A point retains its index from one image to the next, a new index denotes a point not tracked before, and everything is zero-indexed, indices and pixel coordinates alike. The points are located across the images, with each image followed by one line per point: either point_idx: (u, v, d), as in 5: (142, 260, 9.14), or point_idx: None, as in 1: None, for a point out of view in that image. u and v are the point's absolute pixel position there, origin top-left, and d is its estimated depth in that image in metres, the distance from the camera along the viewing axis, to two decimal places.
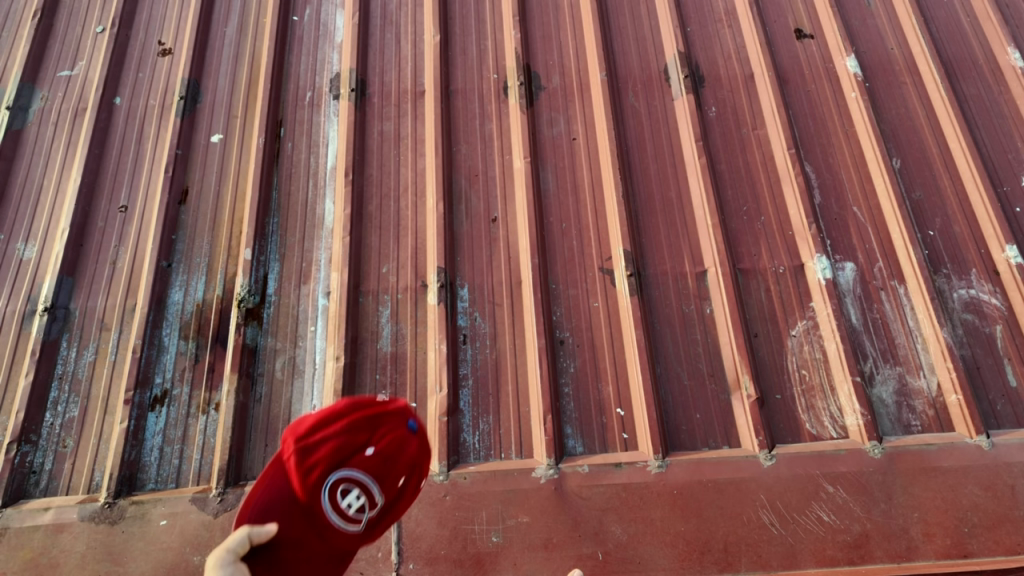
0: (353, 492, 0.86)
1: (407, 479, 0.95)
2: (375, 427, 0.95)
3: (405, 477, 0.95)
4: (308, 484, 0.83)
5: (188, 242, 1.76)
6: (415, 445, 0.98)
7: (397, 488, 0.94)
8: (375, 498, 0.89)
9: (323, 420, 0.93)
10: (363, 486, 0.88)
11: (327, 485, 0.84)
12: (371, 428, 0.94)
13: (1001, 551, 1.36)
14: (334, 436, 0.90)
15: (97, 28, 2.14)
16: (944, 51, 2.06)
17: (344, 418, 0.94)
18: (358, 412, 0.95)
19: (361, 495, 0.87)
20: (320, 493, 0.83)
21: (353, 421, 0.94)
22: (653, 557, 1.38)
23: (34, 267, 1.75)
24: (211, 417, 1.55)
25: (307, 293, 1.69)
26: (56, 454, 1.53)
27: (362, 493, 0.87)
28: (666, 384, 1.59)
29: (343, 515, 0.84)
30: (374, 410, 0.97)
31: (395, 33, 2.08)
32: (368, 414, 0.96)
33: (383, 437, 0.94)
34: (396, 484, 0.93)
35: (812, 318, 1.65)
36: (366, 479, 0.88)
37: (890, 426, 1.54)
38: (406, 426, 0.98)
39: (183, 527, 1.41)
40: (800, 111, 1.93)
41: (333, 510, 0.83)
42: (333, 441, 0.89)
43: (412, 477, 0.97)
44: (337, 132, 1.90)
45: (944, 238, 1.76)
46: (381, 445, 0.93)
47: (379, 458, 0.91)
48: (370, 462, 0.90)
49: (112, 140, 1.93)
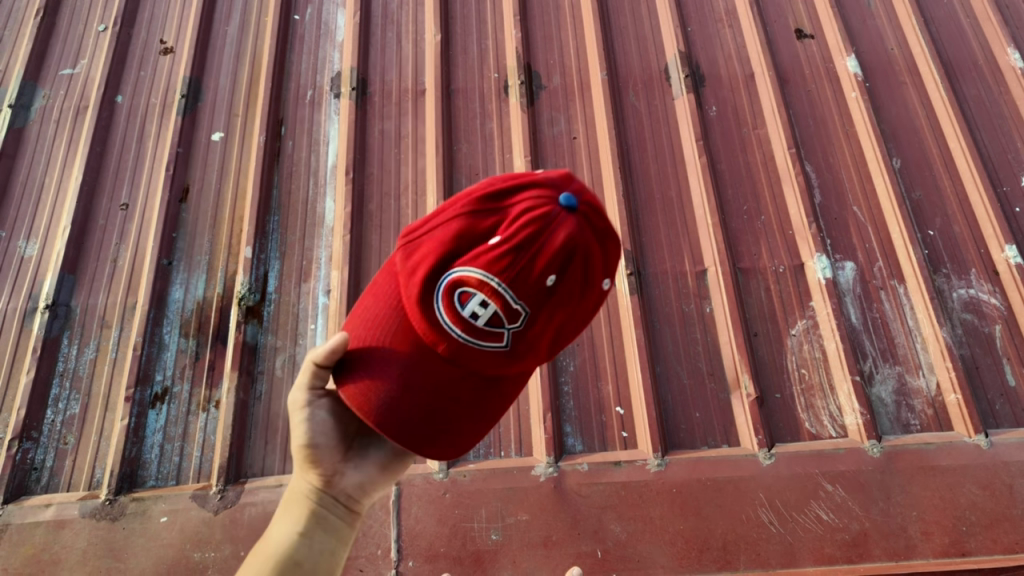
0: (473, 300, 0.70)
1: (567, 245, 0.70)
2: (508, 208, 0.73)
3: (556, 272, 0.70)
4: (415, 296, 0.72)
5: (188, 240, 1.76)
6: (564, 222, 0.71)
7: (547, 288, 0.71)
8: (516, 305, 0.70)
9: (440, 213, 0.75)
10: (490, 290, 0.69)
11: (442, 295, 0.71)
12: (501, 212, 0.73)
13: (1000, 550, 1.36)
14: (454, 225, 0.72)
15: (99, 26, 2.14)
16: (944, 51, 2.06)
17: (470, 205, 0.73)
18: (490, 196, 0.74)
19: (485, 305, 0.70)
20: (433, 302, 0.71)
21: (477, 207, 0.73)
22: (652, 555, 1.38)
23: (35, 265, 1.76)
24: (211, 414, 1.56)
25: (307, 291, 1.69)
26: (57, 451, 1.54)
27: (488, 299, 0.69)
28: (666, 383, 1.59)
29: (470, 327, 0.71)
30: (513, 192, 0.74)
31: (396, 32, 2.09)
32: (503, 199, 0.74)
33: (518, 226, 0.70)
34: (546, 280, 0.70)
35: (812, 318, 1.65)
36: (492, 272, 0.69)
37: (889, 426, 1.54)
38: (554, 204, 0.72)
39: (183, 524, 1.41)
40: (800, 111, 1.94)
41: (456, 325, 0.71)
42: (443, 238, 0.72)
43: (577, 253, 0.71)
44: (338, 131, 1.91)
45: (943, 237, 1.76)
46: (513, 230, 0.70)
47: (502, 254, 0.69)
48: (490, 266, 0.69)
49: (113, 138, 1.94)
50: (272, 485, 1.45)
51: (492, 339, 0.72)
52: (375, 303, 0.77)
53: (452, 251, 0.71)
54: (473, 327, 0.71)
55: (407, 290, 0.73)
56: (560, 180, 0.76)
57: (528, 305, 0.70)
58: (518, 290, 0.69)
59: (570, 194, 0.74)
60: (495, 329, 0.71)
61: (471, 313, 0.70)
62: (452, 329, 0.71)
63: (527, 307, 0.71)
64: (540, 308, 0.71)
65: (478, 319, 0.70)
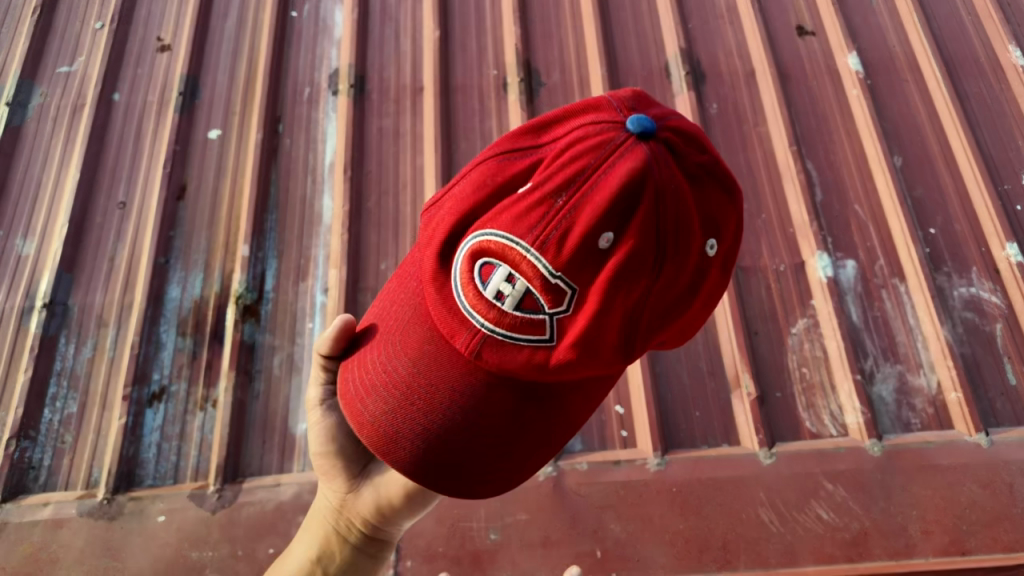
0: (498, 269, 0.73)
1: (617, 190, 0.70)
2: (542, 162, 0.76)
3: (608, 229, 0.70)
4: (442, 274, 0.78)
5: (185, 238, 1.75)
6: (608, 168, 0.71)
7: (600, 250, 0.71)
8: (553, 277, 0.71)
9: (478, 168, 0.80)
10: (515, 265, 0.72)
11: (466, 265, 0.75)
12: (532, 169, 0.76)
13: (1000, 549, 1.36)
14: (486, 188, 0.77)
15: (96, 24, 2.13)
16: (945, 48, 2.04)
17: (511, 156, 0.79)
18: (533, 147, 0.78)
19: (516, 275, 0.72)
20: (458, 276, 0.76)
21: (519, 158, 0.78)
22: (652, 555, 1.37)
23: (33, 263, 1.75)
24: (209, 413, 1.55)
25: (305, 290, 1.69)
26: (54, 449, 1.53)
27: (515, 271, 0.72)
28: (666, 382, 1.59)
29: (495, 313, 0.74)
30: (554, 139, 0.78)
31: (395, 29, 2.08)
32: (543, 148, 0.77)
33: (554, 178, 0.72)
34: (595, 237, 0.70)
35: (813, 317, 1.65)
36: (527, 226, 0.71)
37: (891, 424, 1.53)
38: (598, 148, 0.73)
39: (181, 523, 1.40)
40: (802, 108, 1.92)
41: (476, 312, 0.75)
42: (476, 193, 0.77)
43: (628, 202, 0.70)
44: (336, 128, 1.90)
45: (944, 235, 1.75)
46: (550, 180, 0.72)
47: (534, 208, 0.71)
48: (518, 225, 0.71)
49: (111, 135, 1.93)
50: (270, 485, 1.45)
51: (534, 313, 0.73)
52: (411, 279, 0.88)
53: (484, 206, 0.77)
54: (506, 296, 0.73)
55: (426, 261, 0.80)
56: (609, 117, 0.77)
57: (570, 279, 0.71)
58: (551, 253, 0.70)
59: (619, 133, 0.74)
60: (531, 306, 0.73)
61: (499, 282, 0.73)
62: (479, 301, 0.75)
63: (570, 279, 0.71)
64: (588, 270, 0.71)
65: (512, 289, 0.73)
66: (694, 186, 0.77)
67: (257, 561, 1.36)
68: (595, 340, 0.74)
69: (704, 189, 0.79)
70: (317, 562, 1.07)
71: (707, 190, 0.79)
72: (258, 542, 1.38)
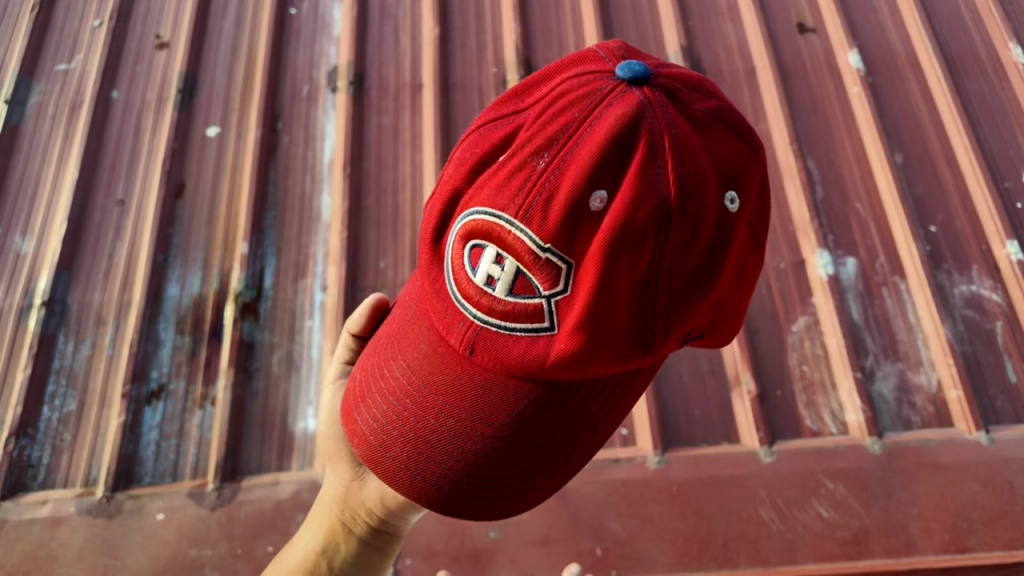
0: (484, 251, 0.74)
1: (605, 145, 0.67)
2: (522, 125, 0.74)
3: (598, 188, 0.67)
4: (437, 265, 0.81)
5: (184, 236, 1.75)
6: (592, 123, 0.69)
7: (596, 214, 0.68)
8: (542, 250, 0.69)
9: (463, 144, 0.80)
10: (502, 245, 0.72)
11: (457, 253, 0.77)
12: (512, 135, 0.74)
13: (1000, 547, 1.36)
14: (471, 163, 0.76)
15: (94, 21, 2.13)
16: (946, 45, 2.03)
17: (494, 125, 0.78)
18: (515, 110, 0.76)
19: (503, 255, 0.72)
20: (451, 262, 0.78)
21: (502, 122, 0.77)
22: (652, 553, 1.37)
23: (31, 261, 1.75)
24: (207, 412, 1.55)
25: (304, 288, 1.68)
26: (53, 447, 1.53)
27: (502, 250, 0.72)
28: (666, 381, 1.58)
29: (490, 297, 0.75)
30: (537, 96, 0.76)
31: (394, 26, 2.07)
32: (527, 109, 0.75)
33: (535, 140, 0.70)
34: (584, 199, 0.67)
35: (813, 314, 1.64)
36: (511, 195, 0.70)
37: (891, 422, 1.52)
38: (580, 104, 0.70)
39: (181, 521, 1.40)
40: (802, 106, 1.92)
41: (469, 303, 0.77)
42: (461, 170, 0.78)
43: (617, 157, 0.67)
44: (335, 126, 1.89)
45: (945, 233, 1.74)
46: (532, 144, 0.70)
47: (517, 173, 0.70)
48: (501, 197, 0.71)
49: (109, 132, 1.92)
50: (269, 483, 1.45)
51: (528, 294, 0.73)
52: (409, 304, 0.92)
53: (468, 180, 0.76)
54: (496, 278, 0.73)
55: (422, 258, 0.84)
56: (591, 69, 0.74)
57: (562, 253, 0.69)
58: (536, 221, 0.69)
59: (600, 84, 0.71)
60: (525, 289, 0.73)
61: (487, 264, 0.74)
62: (467, 288, 0.77)
63: (562, 250, 0.69)
64: (581, 237, 0.69)
65: (500, 269, 0.73)
66: (698, 131, 0.73)
67: (257, 559, 1.36)
68: (600, 315, 0.71)
69: (710, 132, 0.73)
70: (322, 554, 1.19)
71: (716, 133, 0.74)
72: (258, 541, 1.38)
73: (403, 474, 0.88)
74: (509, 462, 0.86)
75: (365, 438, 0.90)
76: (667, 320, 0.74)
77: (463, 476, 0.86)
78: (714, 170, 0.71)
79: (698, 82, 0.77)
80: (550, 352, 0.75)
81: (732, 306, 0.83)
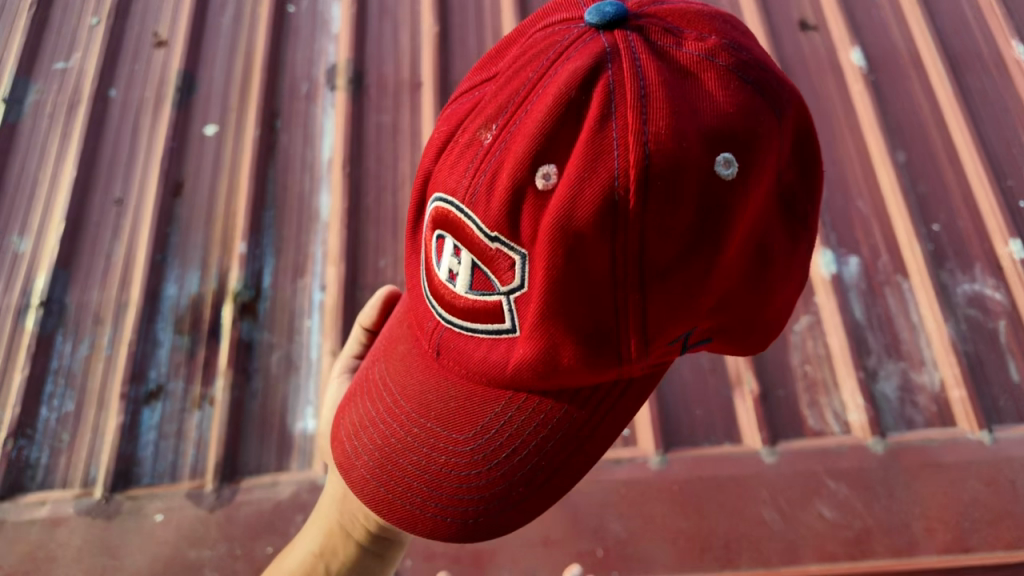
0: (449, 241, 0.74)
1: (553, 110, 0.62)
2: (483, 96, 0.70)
3: (544, 164, 0.62)
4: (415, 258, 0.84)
5: (182, 235, 1.74)
6: (541, 89, 0.64)
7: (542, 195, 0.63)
8: (491, 239, 0.68)
9: (438, 118, 0.78)
10: (457, 235, 0.72)
11: (426, 242, 0.79)
12: (473, 107, 0.71)
13: (1003, 546, 1.35)
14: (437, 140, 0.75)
15: (92, 19, 2.11)
16: (949, 42, 2.02)
17: (462, 99, 0.75)
18: (483, 77, 0.73)
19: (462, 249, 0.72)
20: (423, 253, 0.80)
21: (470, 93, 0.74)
22: (653, 554, 1.36)
23: (29, 260, 1.74)
24: (205, 412, 1.53)
25: (303, 287, 1.67)
26: (51, 448, 1.52)
27: (458, 242, 0.72)
28: (668, 380, 1.57)
29: (454, 291, 0.76)
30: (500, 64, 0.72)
31: (393, 24, 2.06)
32: (490, 78, 0.72)
33: (488, 113, 0.68)
34: (528, 177, 0.63)
35: (815, 314, 1.63)
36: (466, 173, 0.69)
37: (894, 422, 1.51)
38: (533, 68, 0.66)
39: (179, 522, 1.40)
40: (803, 104, 1.91)
41: (437, 300, 0.79)
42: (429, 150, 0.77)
43: (565, 125, 0.62)
44: (334, 124, 1.88)
45: (947, 231, 1.73)
46: (487, 119, 0.68)
47: (469, 151, 0.69)
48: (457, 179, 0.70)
49: (107, 131, 1.91)
50: (268, 484, 1.44)
51: (488, 291, 0.73)
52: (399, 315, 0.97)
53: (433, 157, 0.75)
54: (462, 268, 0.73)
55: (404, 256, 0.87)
56: (555, 26, 0.69)
57: (511, 242, 0.67)
58: (483, 202, 0.66)
59: (557, 43, 0.66)
60: (483, 285, 0.73)
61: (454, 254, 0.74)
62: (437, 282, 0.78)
63: (510, 239, 0.67)
64: (530, 222, 0.65)
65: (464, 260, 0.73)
66: (679, 78, 0.63)
67: (256, 560, 1.35)
68: (558, 315, 0.69)
69: (697, 81, 0.63)
70: (320, 556, 1.19)
71: (706, 81, 0.63)
72: (257, 541, 1.37)
73: (370, 485, 0.95)
74: (475, 486, 0.89)
75: (343, 443, 0.99)
76: (644, 323, 0.69)
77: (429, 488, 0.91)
78: (695, 129, 0.61)
79: (687, 22, 0.67)
80: (512, 356, 0.76)
81: (738, 299, 0.75)
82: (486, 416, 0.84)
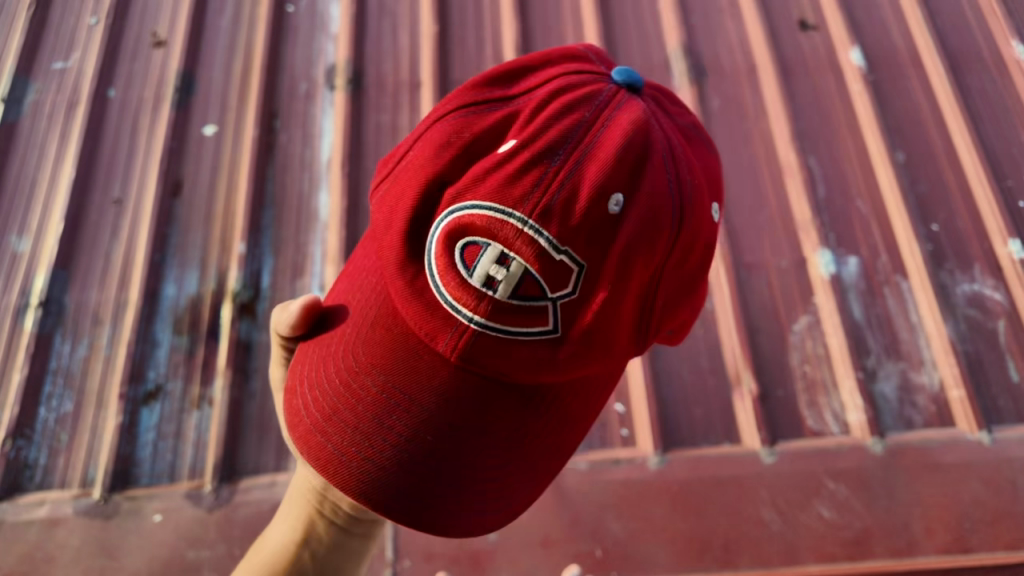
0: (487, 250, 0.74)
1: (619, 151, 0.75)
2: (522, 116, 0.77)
3: (613, 193, 0.73)
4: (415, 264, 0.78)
5: (180, 235, 1.74)
6: (602, 128, 0.76)
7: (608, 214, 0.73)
8: (558, 252, 0.73)
9: (443, 124, 0.80)
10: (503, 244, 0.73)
11: (441, 250, 0.76)
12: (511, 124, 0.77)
13: (1002, 547, 1.35)
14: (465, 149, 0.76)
15: (91, 19, 2.11)
16: (948, 42, 2.02)
17: (480, 110, 0.79)
18: (504, 99, 0.80)
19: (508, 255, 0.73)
20: (434, 263, 0.76)
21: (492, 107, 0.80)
22: (653, 554, 1.36)
23: (28, 261, 1.74)
24: (204, 412, 1.53)
25: (302, 287, 1.67)
26: (50, 448, 1.52)
27: (506, 250, 0.73)
28: (667, 380, 1.57)
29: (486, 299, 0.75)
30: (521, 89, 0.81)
31: (392, 24, 2.06)
32: (517, 100, 0.80)
33: (554, 134, 0.74)
34: (604, 203, 0.73)
35: (815, 314, 1.63)
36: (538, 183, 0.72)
37: (893, 422, 1.51)
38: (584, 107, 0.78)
39: (178, 522, 1.39)
40: (803, 103, 1.91)
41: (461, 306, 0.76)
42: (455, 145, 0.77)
43: (625, 163, 0.74)
44: (332, 124, 1.88)
45: (947, 231, 1.73)
46: (551, 136, 0.74)
47: (535, 167, 0.72)
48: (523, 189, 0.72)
49: (106, 130, 1.91)
50: (267, 484, 1.44)
51: (533, 296, 0.75)
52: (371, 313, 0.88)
53: (472, 150, 0.76)
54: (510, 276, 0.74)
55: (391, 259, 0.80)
56: (577, 75, 0.82)
57: (575, 254, 0.73)
58: (558, 219, 0.72)
59: (597, 94, 0.79)
60: (531, 291, 0.74)
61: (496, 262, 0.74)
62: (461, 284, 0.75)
63: (574, 252, 0.73)
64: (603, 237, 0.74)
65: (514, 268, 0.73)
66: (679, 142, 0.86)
67: None
68: (611, 316, 0.78)
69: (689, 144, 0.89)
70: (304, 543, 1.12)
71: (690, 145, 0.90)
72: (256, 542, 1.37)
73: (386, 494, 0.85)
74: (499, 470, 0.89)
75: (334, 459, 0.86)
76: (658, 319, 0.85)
77: (392, 458, 0.85)
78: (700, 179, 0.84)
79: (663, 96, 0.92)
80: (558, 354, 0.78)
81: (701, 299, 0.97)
82: (485, 383, 0.82)
